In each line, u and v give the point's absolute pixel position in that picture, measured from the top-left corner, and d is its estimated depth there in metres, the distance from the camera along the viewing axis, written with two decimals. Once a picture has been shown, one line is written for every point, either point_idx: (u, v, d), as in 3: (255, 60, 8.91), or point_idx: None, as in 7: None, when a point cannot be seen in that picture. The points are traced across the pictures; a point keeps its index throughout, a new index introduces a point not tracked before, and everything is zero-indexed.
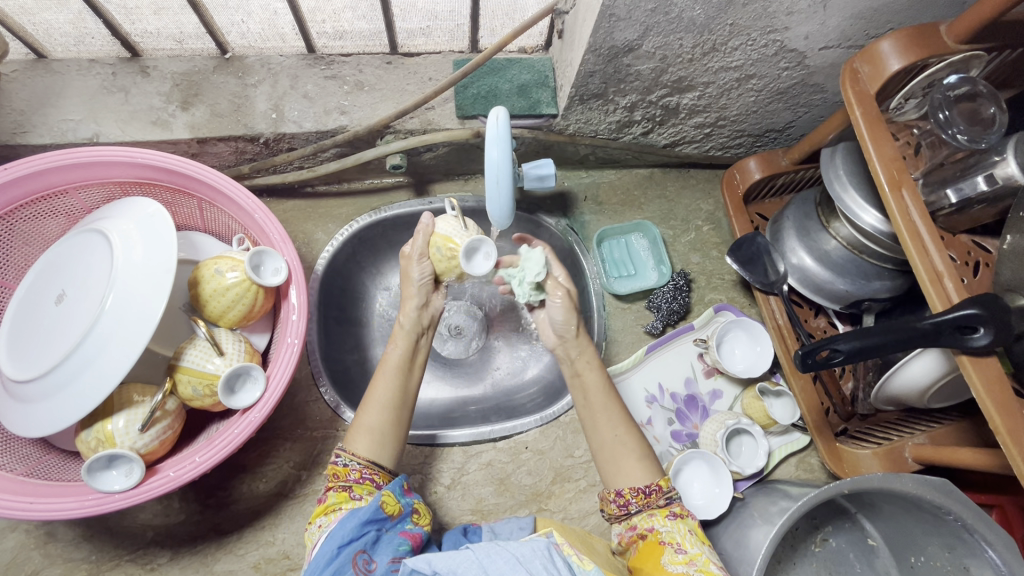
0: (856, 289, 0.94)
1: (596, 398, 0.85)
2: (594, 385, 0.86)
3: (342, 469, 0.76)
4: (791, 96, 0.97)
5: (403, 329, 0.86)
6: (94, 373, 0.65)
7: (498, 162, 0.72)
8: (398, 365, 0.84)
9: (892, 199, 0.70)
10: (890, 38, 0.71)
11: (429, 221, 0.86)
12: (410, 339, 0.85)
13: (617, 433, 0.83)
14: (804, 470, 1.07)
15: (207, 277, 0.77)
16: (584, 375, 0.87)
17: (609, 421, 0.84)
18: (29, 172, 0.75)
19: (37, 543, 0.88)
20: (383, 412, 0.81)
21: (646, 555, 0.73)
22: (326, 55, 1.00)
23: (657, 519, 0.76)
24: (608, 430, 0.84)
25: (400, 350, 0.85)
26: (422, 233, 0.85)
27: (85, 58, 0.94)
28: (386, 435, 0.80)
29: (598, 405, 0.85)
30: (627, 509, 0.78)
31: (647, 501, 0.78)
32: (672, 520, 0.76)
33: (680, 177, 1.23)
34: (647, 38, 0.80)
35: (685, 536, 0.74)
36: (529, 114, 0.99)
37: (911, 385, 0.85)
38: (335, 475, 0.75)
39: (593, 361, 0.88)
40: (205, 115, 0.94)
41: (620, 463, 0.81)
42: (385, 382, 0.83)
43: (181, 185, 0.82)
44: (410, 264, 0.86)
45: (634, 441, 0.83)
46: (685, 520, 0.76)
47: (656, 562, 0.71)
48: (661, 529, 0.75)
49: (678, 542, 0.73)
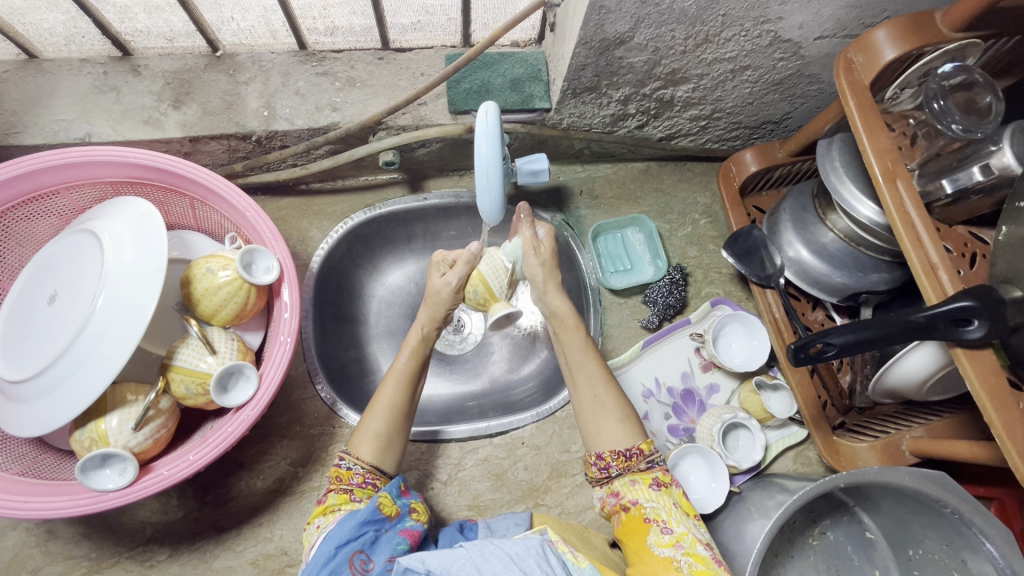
0: (854, 282, 0.93)
1: (573, 356, 0.85)
2: (572, 342, 0.86)
3: (345, 473, 0.76)
4: (787, 87, 0.96)
5: (416, 340, 0.86)
6: (86, 373, 0.65)
7: (488, 157, 0.71)
8: (407, 374, 0.84)
9: (887, 190, 0.69)
10: (885, 26, 0.70)
11: (474, 250, 0.83)
12: (422, 349, 0.86)
13: (597, 393, 0.83)
14: (803, 463, 1.06)
15: (199, 277, 0.77)
16: (563, 333, 0.86)
17: (589, 380, 0.84)
18: (21, 173, 0.75)
19: (38, 540, 0.89)
20: (388, 419, 0.81)
21: (631, 531, 0.75)
22: (318, 51, 1.00)
23: (640, 489, 0.77)
24: (587, 390, 0.84)
25: (410, 361, 0.85)
26: (466, 261, 0.83)
27: (76, 58, 0.94)
28: (389, 441, 0.80)
29: (577, 365, 0.85)
30: (608, 472, 0.79)
31: (628, 465, 0.78)
32: (657, 492, 0.76)
33: (677, 170, 1.22)
34: (639, 30, 0.79)
35: (670, 512, 0.75)
36: (522, 109, 0.98)
37: (908, 377, 0.84)
38: (338, 477, 0.76)
39: (570, 321, 0.86)
40: (197, 113, 0.94)
41: (600, 425, 0.81)
42: (392, 390, 0.82)
43: (172, 184, 0.82)
44: (442, 289, 0.84)
45: (614, 403, 0.82)
46: (669, 491, 0.77)
47: (641, 542, 0.73)
48: (645, 504, 0.76)
49: (664, 521, 0.73)
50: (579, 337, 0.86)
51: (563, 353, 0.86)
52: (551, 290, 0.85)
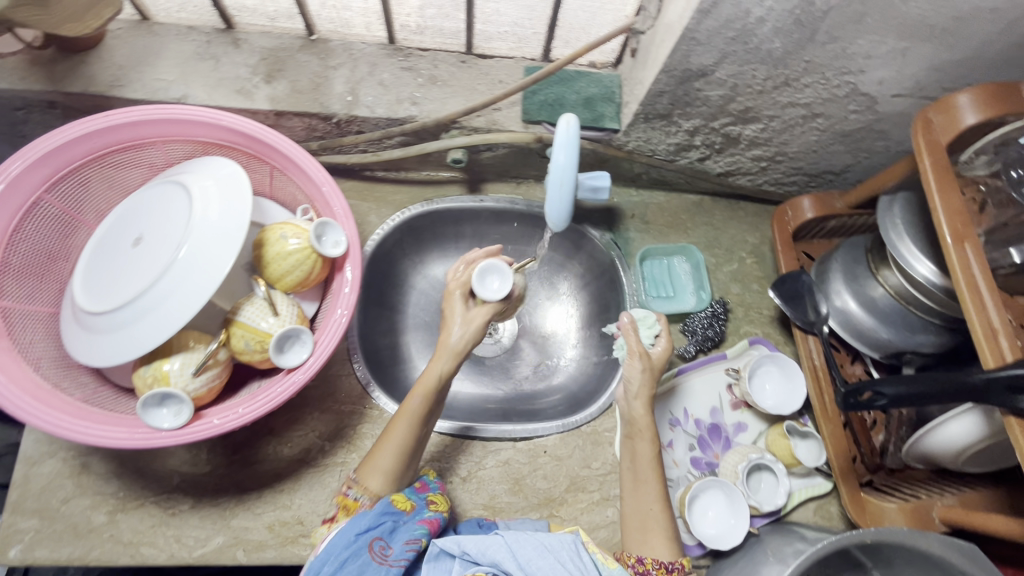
0: (900, 339, 0.93)
1: (641, 465, 0.86)
2: (644, 454, 0.86)
3: (353, 503, 0.78)
4: (854, 140, 0.98)
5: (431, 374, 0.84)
6: (159, 315, 0.69)
7: (564, 166, 0.77)
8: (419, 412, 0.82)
9: (954, 252, 0.69)
10: (969, 92, 0.71)
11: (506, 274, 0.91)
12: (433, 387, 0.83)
13: (651, 508, 0.83)
14: (823, 517, 1.03)
15: (272, 241, 0.80)
16: (636, 441, 0.88)
17: (649, 490, 0.84)
18: (125, 122, 0.80)
19: (72, 472, 0.93)
20: (397, 456, 0.80)
21: None
22: (405, 47, 1.05)
23: None
24: (642, 502, 0.84)
25: (423, 398, 0.82)
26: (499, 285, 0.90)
27: (184, 25, 1.00)
28: (397, 476, 0.81)
29: (640, 474, 0.86)
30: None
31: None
32: None
33: (729, 207, 1.23)
34: (722, 65, 0.81)
35: None
36: (592, 127, 1.01)
37: (948, 445, 0.84)
38: (346, 507, 0.78)
39: (646, 431, 0.88)
40: (287, 89, 0.98)
41: (648, 535, 0.82)
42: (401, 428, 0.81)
43: (258, 151, 0.86)
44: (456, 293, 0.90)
45: (662, 518, 0.83)
46: None
47: None
48: None
49: None
50: (651, 453, 0.87)
51: (630, 460, 0.88)
52: (638, 395, 0.89)
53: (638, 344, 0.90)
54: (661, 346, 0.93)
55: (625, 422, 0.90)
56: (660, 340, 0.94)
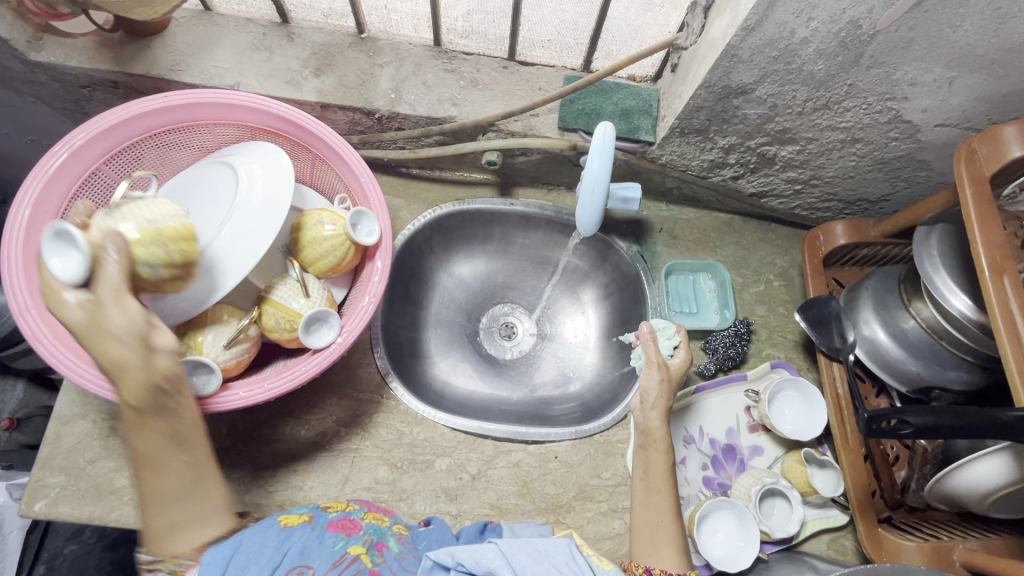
0: (930, 373, 0.91)
1: (653, 476, 0.86)
2: (656, 465, 0.87)
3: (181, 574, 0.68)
4: (893, 168, 0.97)
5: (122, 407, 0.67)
6: (198, 287, 0.73)
7: (597, 173, 0.78)
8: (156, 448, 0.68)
9: (991, 285, 0.68)
10: (1016, 125, 0.71)
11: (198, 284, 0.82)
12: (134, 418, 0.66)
13: (662, 520, 0.83)
14: (836, 551, 1.01)
15: (310, 225, 0.83)
16: (650, 453, 0.88)
17: (661, 501, 0.84)
18: (182, 103, 0.84)
19: (101, 435, 0.96)
20: (167, 505, 0.68)
21: None
22: (450, 50, 1.08)
23: None
24: (652, 514, 0.84)
25: (142, 437, 0.68)
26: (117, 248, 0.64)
27: (242, 16, 1.05)
28: (191, 516, 0.69)
29: (653, 485, 0.85)
30: None
31: None
32: None
33: (760, 228, 1.22)
34: (763, 84, 0.82)
35: None
36: (627, 138, 1.01)
37: (973, 487, 0.81)
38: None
39: (660, 444, 0.88)
40: (334, 83, 1.02)
41: (657, 547, 0.81)
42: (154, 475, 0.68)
43: (302, 140, 0.89)
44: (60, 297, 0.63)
45: (672, 531, 0.82)
46: None
47: None
48: None
49: None
50: (664, 465, 0.87)
51: (642, 470, 0.88)
52: (654, 405, 0.89)
53: (656, 355, 0.90)
54: (678, 358, 0.93)
55: (639, 432, 0.90)
56: (678, 352, 0.94)
